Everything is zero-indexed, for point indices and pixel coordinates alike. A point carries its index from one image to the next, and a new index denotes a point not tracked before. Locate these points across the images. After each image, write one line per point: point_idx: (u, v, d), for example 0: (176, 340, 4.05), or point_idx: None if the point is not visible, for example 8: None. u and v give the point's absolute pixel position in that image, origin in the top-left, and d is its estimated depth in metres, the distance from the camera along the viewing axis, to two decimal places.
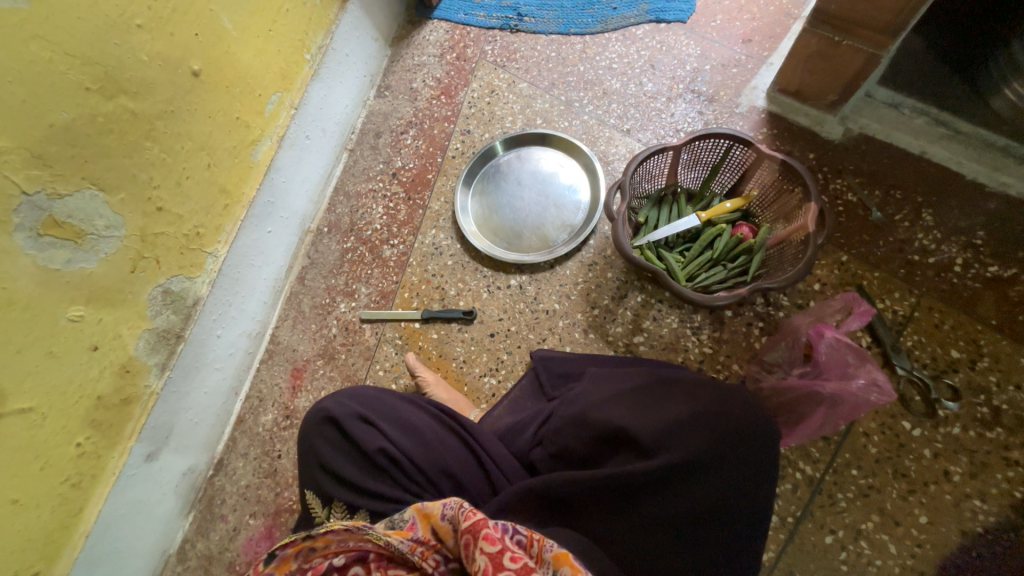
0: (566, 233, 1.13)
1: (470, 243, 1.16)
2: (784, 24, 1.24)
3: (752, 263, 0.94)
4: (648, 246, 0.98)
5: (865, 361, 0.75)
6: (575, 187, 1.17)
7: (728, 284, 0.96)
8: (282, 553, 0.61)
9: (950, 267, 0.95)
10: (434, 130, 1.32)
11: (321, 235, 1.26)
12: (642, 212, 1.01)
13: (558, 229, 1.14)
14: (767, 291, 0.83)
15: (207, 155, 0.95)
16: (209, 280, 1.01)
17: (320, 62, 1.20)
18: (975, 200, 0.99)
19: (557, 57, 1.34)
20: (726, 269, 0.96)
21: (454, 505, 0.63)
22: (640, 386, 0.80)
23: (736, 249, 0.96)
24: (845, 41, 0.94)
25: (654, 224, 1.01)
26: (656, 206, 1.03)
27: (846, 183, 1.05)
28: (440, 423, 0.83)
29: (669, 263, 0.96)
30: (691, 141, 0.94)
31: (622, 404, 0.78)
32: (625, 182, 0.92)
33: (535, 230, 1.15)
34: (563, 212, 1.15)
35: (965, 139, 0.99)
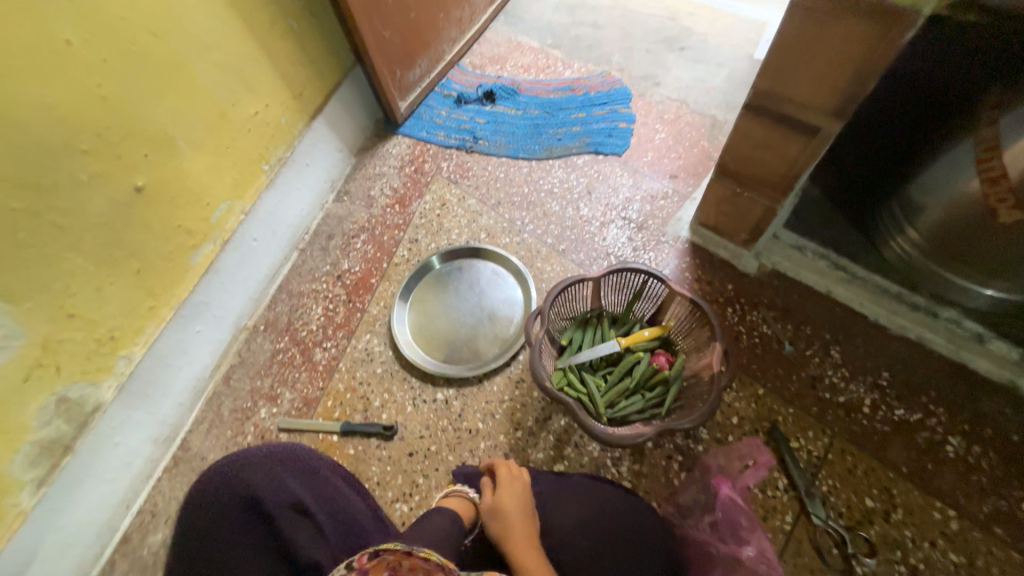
0: (498, 347, 1.14)
1: (401, 352, 1.15)
2: (706, 164, 1.38)
3: (668, 395, 0.96)
4: (569, 369, 0.99)
5: (756, 527, 0.84)
6: (509, 301, 1.20)
7: (646, 415, 0.96)
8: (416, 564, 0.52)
9: (860, 408, 0.97)
10: (384, 236, 1.38)
11: (256, 333, 1.25)
12: (567, 334, 1.03)
13: (489, 343, 1.15)
14: (675, 432, 0.82)
15: (137, 262, 0.96)
16: (116, 384, 0.97)
17: (278, 172, 1.28)
18: (878, 341, 1.04)
19: (505, 177, 1.45)
20: (644, 399, 0.97)
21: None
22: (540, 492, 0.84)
23: (653, 378, 0.98)
24: (747, 192, 1.05)
25: (577, 347, 1.03)
26: (581, 327, 1.05)
27: (760, 316, 1.10)
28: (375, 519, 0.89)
29: (589, 389, 0.96)
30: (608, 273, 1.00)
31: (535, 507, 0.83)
32: (545, 309, 0.96)
33: (467, 342, 1.16)
34: (496, 325, 1.17)
35: (862, 283, 1.07)
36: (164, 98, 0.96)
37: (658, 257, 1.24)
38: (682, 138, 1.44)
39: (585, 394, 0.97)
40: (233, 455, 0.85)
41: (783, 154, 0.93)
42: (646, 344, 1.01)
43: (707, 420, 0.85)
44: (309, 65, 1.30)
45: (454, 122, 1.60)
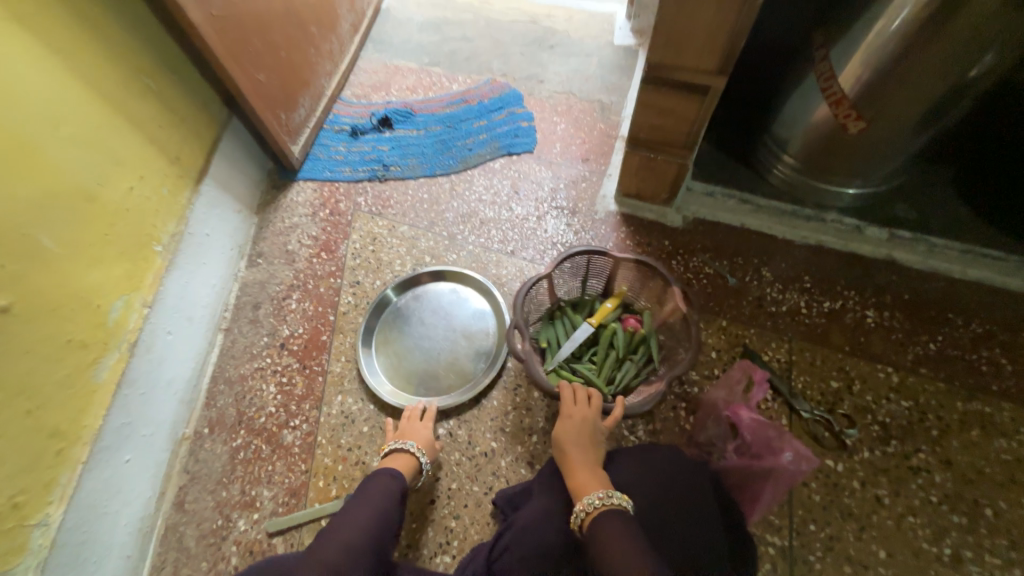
0: (484, 361, 1.12)
1: (387, 402, 1.07)
2: (609, 142, 1.51)
3: (653, 349, 1.02)
4: (560, 366, 1.02)
5: (783, 434, 0.84)
6: (479, 315, 1.18)
7: (643, 374, 1.02)
8: None
9: (799, 310, 1.13)
10: (320, 288, 1.27)
11: (202, 438, 1.06)
12: (542, 337, 1.05)
13: (474, 360, 1.12)
14: (680, 379, 0.89)
15: (26, 399, 0.76)
16: (37, 562, 0.76)
17: (175, 251, 1.10)
18: (790, 253, 1.23)
19: (429, 198, 1.43)
20: (635, 363, 1.02)
21: None
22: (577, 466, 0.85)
23: (634, 341, 1.04)
24: (659, 156, 1.17)
25: (556, 344, 1.06)
26: (550, 326, 1.08)
27: (700, 260, 1.23)
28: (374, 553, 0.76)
29: (586, 376, 1.00)
30: (557, 265, 1.03)
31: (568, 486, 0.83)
32: (518, 320, 0.95)
33: (452, 367, 1.11)
34: (474, 341, 1.14)
35: (766, 210, 1.26)
36: (11, 193, 0.78)
37: (598, 234, 1.31)
38: (581, 124, 1.56)
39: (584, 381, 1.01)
40: None
41: (682, 116, 1.06)
42: (612, 314, 1.07)
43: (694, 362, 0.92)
44: (181, 125, 1.15)
45: (357, 155, 1.53)
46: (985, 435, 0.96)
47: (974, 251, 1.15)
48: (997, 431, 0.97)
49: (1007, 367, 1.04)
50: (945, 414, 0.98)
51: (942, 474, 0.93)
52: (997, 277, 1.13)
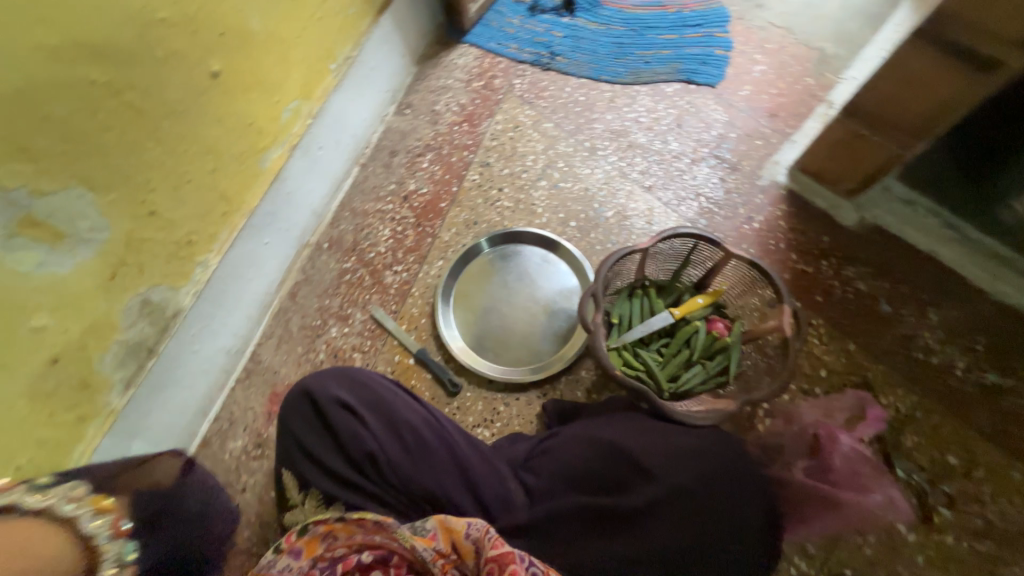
0: (557, 343, 1.06)
1: (454, 357, 1.06)
2: (809, 104, 1.26)
3: (731, 363, 0.93)
4: (624, 347, 0.96)
5: None
6: (565, 289, 1.10)
7: (709, 386, 0.94)
8: (316, 529, 0.70)
9: (952, 370, 0.96)
10: (452, 157, 1.29)
11: (321, 250, 1.20)
12: (616, 312, 0.98)
13: (549, 339, 1.06)
14: (756, 403, 0.81)
15: (212, 160, 0.89)
16: (195, 291, 0.93)
17: (344, 74, 1.15)
18: (972, 304, 1.01)
19: (585, 102, 1.33)
20: (706, 370, 0.94)
21: (480, 528, 0.67)
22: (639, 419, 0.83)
23: (713, 348, 0.95)
24: (874, 136, 0.96)
25: (627, 323, 0.99)
26: (627, 301, 1.00)
27: (856, 272, 1.06)
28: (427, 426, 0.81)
29: (649, 367, 0.93)
30: (657, 243, 0.93)
31: (627, 428, 0.82)
32: (598, 290, 0.90)
33: (524, 338, 1.06)
34: (553, 319, 1.08)
35: (974, 246, 1.02)
36: None
37: (750, 202, 1.16)
38: (784, 73, 1.31)
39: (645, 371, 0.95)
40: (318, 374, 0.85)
41: (938, 93, 0.83)
42: (699, 311, 0.97)
43: (782, 391, 0.83)
44: None
45: (527, 33, 1.43)
46: None
47: None
48: None
49: None
50: None
51: None
52: None
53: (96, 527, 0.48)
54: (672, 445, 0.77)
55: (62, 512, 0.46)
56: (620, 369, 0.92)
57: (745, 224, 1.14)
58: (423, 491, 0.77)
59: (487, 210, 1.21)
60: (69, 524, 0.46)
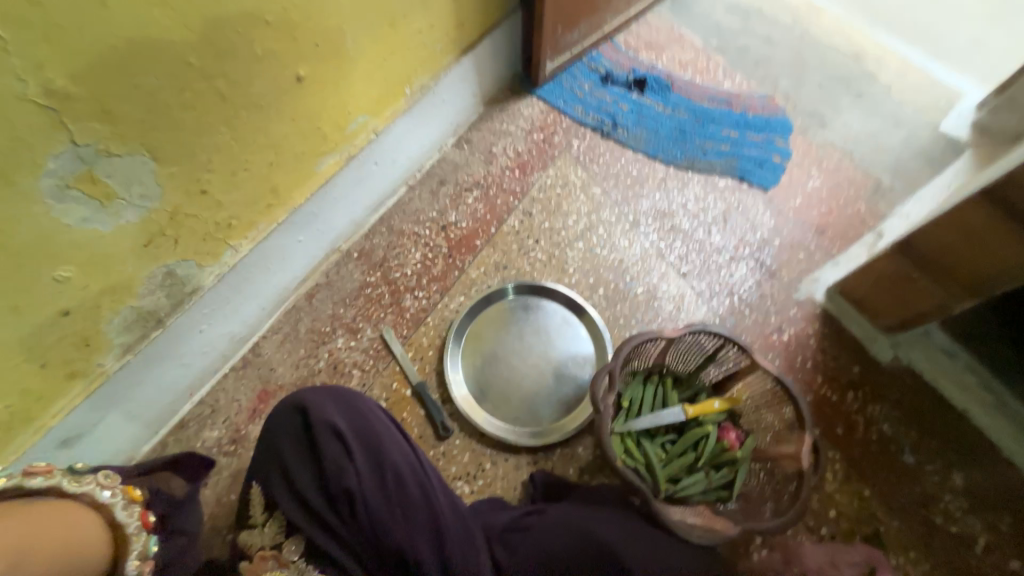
0: (559, 411, 1.02)
1: (452, 399, 1.02)
2: (858, 230, 1.26)
3: (736, 479, 0.88)
4: (628, 434, 0.91)
5: None
6: (580, 356, 1.07)
7: (708, 498, 0.88)
8: (257, 571, 0.68)
9: (971, 545, 0.90)
10: (497, 199, 1.30)
11: (349, 258, 1.21)
12: (627, 395, 0.94)
13: (551, 404, 1.02)
14: (759, 534, 0.76)
15: (274, 154, 0.91)
16: (218, 272, 0.93)
17: (416, 100, 1.19)
18: (1001, 477, 0.95)
19: (637, 176, 1.35)
20: (708, 480, 0.88)
21: None
22: (628, 520, 0.78)
23: (720, 457, 0.90)
24: (925, 280, 0.94)
25: (636, 408, 0.94)
26: (641, 385, 0.96)
27: (883, 412, 1.01)
28: (415, 473, 0.78)
29: (650, 461, 0.88)
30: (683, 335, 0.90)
31: (615, 528, 0.77)
32: (615, 370, 0.87)
33: (526, 398, 1.03)
34: (561, 385, 1.04)
35: (1010, 415, 0.96)
36: None
37: (783, 313, 1.13)
38: (837, 193, 1.32)
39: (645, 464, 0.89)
40: (315, 390, 0.83)
41: (1003, 256, 0.81)
42: (712, 415, 0.93)
43: (789, 528, 0.78)
44: None
45: (595, 101, 1.49)
46: None
47: None
48: None
49: None
50: None
51: None
52: None
53: (124, 516, 0.55)
54: (662, 565, 0.71)
55: (98, 500, 0.55)
56: (621, 457, 0.88)
57: (774, 333, 1.11)
58: (394, 547, 0.71)
59: (519, 258, 1.21)
60: (104, 511, 0.55)
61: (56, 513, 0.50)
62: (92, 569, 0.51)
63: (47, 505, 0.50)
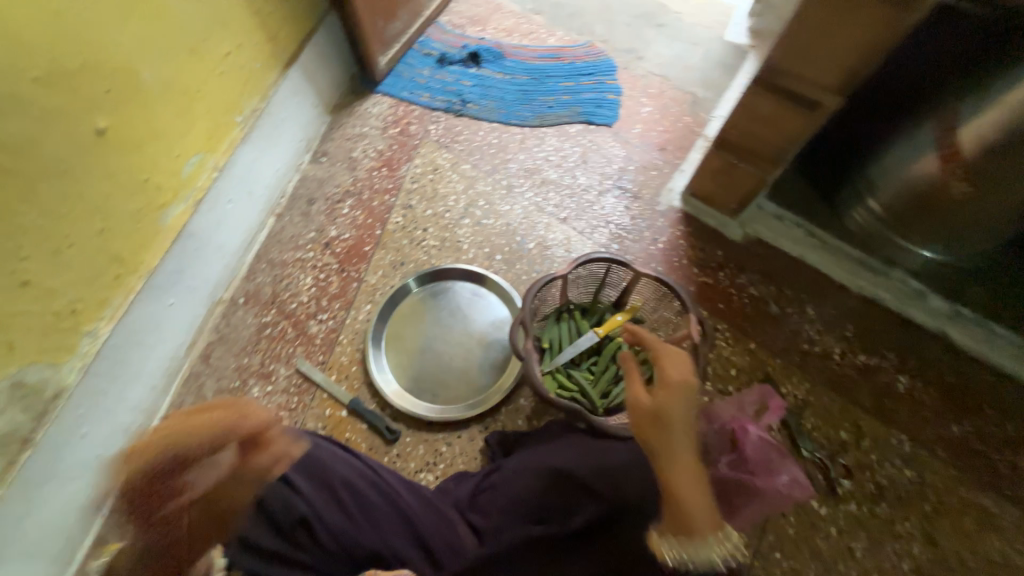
0: (493, 375, 1.07)
1: (390, 402, 1.02)
2: (691, 139, 1.46)
3: (653, 373, 1.00)
4: (557, 370, 1.00)
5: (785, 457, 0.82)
6: (497, 320, 1.13)
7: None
8: None
9: (831, 355, 1.11)
10: (373, 201, 1.30)
11: (236, 306, 1.13)
12: (545, 337, 1.04)
13: (484, 372, 1.07)
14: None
15: (102, 219, 0.82)
16: (80, 365, 0.83)
17: (252, 126, 1.14)
18: (838, 297, 1.19)
19: (498, 144, 1.42)
20: None
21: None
22: (579, 440, 0.86)
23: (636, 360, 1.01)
24: (742, 163, 1.13)
25: (557, 346, 1.04)
26: (555, 325, 1.05)
27: (748, 279, 1.21)
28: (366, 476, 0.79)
29: (582, 386, 0.98)
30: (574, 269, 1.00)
31: (571, 449, 0.84)
32: (526, 318, 0.94)
33: (460, 375, 1.06)
34: (488, 352, 1.09)
35: (832, 250, 1.22)
36: (129, 24, 0.81)
37: (653, 225, 1.29)
38: (666, 113, 1.51)
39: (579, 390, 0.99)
40: None
41: (785, 126, 1.01)
42: (620, 328, 1.05)
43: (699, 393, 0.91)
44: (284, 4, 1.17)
45: (438, 83, 1.53)
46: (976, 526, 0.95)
47: None
48: (990, 527, 0.95)
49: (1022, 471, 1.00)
50: (944, 495, 0.97)
51: (920, 547, 0.93)
52: None
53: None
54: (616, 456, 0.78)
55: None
56: (556, 391, 0.97)
57: (651, 245, 1.26)
58: (366, 551, 0.73)
59: (413, 251, 1.22)
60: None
61: None
62: None
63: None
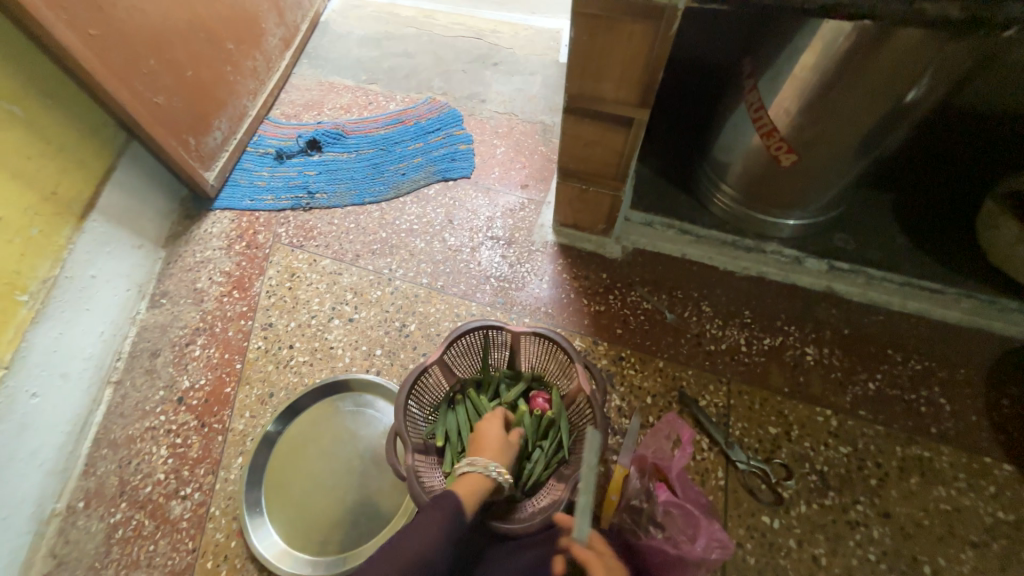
0: (400, 495, 0.94)
1: (282, 573, 0.87)
2: (550, 167, 1.44)
3: (562, 436, 0.88)
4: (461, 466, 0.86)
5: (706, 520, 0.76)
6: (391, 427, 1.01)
7: (552, 467, 0.87)
8: None
9: (739, 348, 1.07)
10: (228, 332, 1.15)
11: (76, 514, 0.93)
12: (440, 432, 0.89)
13: (386, 493, 0.94)
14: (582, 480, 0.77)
15: None
16: None
17: (48, 299, 0.98)
18: (729, 284, 1.17)
19: (357, 227, 1.33)
20: (545, 453, 0.87)
21: None
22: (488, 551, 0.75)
23: (541, 426, 0.89)
24: (592, 187, 1.11)
25: (458, 437, 0.89)
26: (450, 414, 0.91)
27: (639, 294, 1.17)
28: None
29: None
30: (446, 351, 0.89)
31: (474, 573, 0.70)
32: (402, 428, 0.81)
33: (361, 507, 0.93)
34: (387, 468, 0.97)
35: (707, 240, 1.21)
36: None
37: (533, 267, 1.23)
38: (521, 147, 1.49)
39: None
40: None
41: (612, 146, 0.99)
42: (515, 393, 0.93)
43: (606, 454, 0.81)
44: (58, 156, 1.04)
45: (281, 181, 1.43)
46: (924, 483, 0.91)
47: (910, 282, 1.11)
48: (937, 479, 0.92)
49: (946, 407, 0.99)
50: (883, 461, 0.93)
51: (880, 529, 0.88)
52: (936, 309, 1.09)
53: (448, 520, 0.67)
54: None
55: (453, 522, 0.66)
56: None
57: (536, 288, 1.20)
58: None
59: (282, 375, 1.08)
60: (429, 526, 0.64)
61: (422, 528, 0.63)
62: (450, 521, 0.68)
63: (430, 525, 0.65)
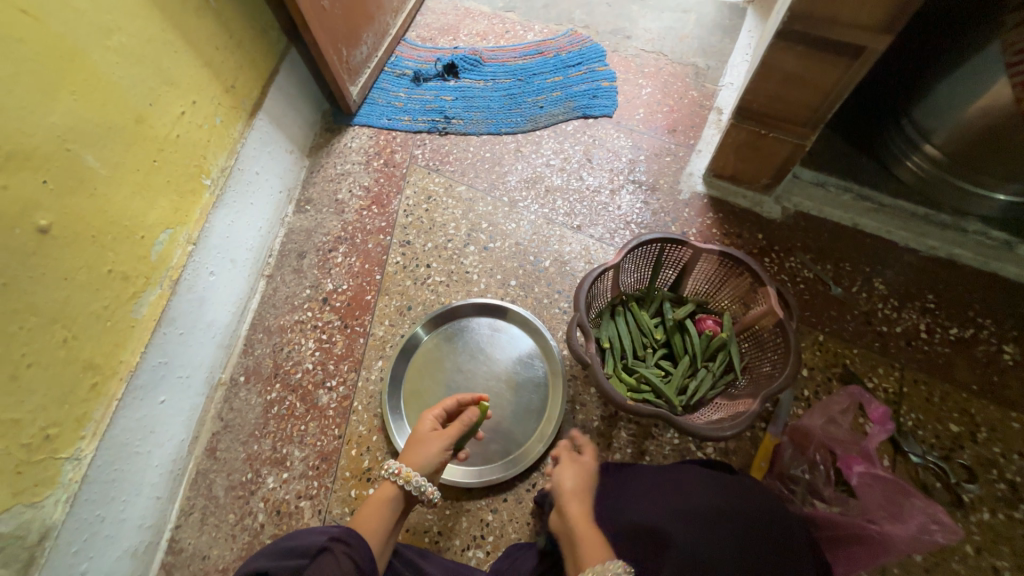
0: (533, 422, 0.94)
1: None
2: (701, 114, 1.31)
3: (733, 358, 0.86)
4: (623, 372, 0.87)
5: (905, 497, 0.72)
6: (523, 355, 1.00)
7: (719, 388, 0.86)
8: None
9: (918, 334, 0.96)
10: (368, 244, 1.18)
11: (238, 386, 1.02)
12: (604, 335, 0.88)
13: (519, 417, 0.95)
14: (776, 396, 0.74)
15: (63, 328, 0.73)
16: (67, 497, 0.74)
17: (224, 187, 1.04)
18: (909, 263, 1.03)
19: (492, 157, 1.30)
20: (711, 373, 0.87)
21: None
22: (650, 481, 0.73)
23: (710, 347, 0.88)
24: (772, 133, 0.98)
25: (619, 345, 0.89)
26: (612, 321, 0.91)
27: (800, 260, 1.05)
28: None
29: (654, 385, 0.85)
30: (626, 255, 0.85)
31: (647, 498, 0.69)
32: (583, 318, 0.79)
33: (494, 425, 0.94)
34: (520, 394, 0.97)
35: (890, 211, 1.06)
36: (55, 103, 0.72)
37: (679, 218, 1.15)
38: (669, 90, 1.36)
39: (650, 391, 0.86)
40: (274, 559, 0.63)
41: (820, 85, 0.87)
42: (683, 313, 0.92)
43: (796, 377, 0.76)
44: (238, 50, 1.07)
45: (418, 103, 1.41)
46: None
47: None
48: None
49: None
50: None
51: None
52: None
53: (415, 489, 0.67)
54: (695, 509, 0.63)
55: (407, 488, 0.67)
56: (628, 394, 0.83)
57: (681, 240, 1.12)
58: None
59: (419, 292, 1.10)
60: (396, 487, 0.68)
61: (376, 504, 0.67)
62: (396, 500, 0.68)
63: (384, 496, 0.67)
